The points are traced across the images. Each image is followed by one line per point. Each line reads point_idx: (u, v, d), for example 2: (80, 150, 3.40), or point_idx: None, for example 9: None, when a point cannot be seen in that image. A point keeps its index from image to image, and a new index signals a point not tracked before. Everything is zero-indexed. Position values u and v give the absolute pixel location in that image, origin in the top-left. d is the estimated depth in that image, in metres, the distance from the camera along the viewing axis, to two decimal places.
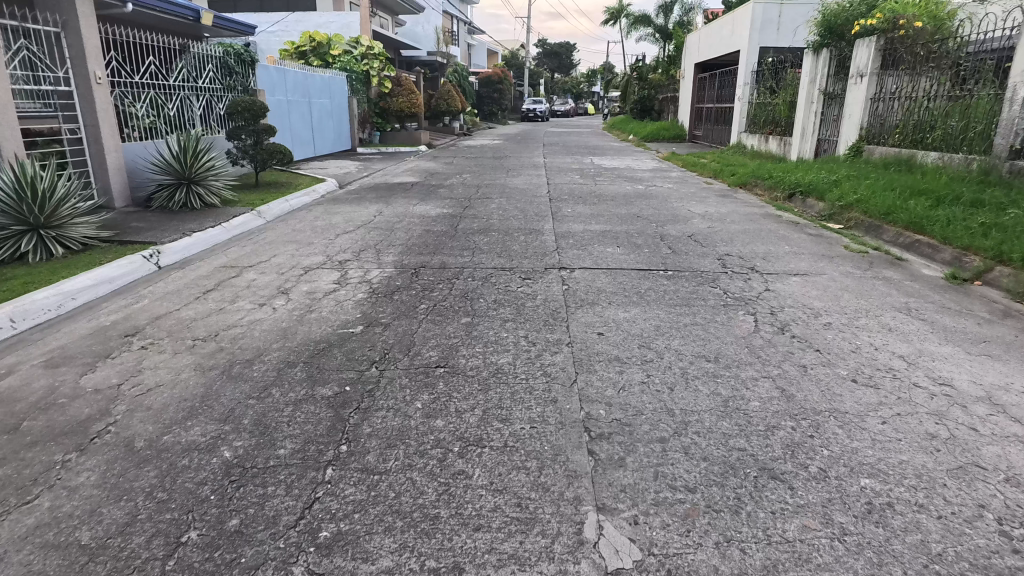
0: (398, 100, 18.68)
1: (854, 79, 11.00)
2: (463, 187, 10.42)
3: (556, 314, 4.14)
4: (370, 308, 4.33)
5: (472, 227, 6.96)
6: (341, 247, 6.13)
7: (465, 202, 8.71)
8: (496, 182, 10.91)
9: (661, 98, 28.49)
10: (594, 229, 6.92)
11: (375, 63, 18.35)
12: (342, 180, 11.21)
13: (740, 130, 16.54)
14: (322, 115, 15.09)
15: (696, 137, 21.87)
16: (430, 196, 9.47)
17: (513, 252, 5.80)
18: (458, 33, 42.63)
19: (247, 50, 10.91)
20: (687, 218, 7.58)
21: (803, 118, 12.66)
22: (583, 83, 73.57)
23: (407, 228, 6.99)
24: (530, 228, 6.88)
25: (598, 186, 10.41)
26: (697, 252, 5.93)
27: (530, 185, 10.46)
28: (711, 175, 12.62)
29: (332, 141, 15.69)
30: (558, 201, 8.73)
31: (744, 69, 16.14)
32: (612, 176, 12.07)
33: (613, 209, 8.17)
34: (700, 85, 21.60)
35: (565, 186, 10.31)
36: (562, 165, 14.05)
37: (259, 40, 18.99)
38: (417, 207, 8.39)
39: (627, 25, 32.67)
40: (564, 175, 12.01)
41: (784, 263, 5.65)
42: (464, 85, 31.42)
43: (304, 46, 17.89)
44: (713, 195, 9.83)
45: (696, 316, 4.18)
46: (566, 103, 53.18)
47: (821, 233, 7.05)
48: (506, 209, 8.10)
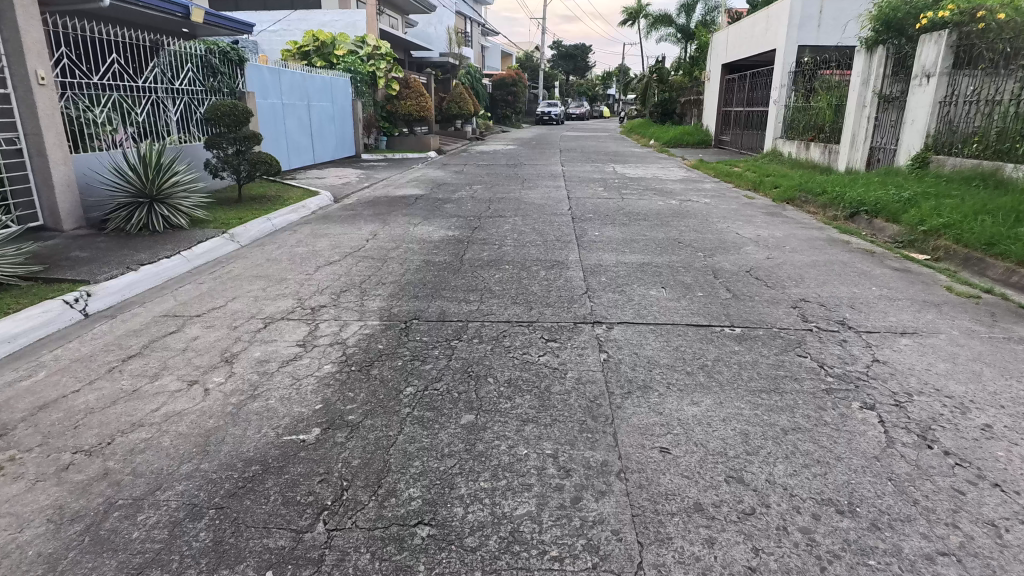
0: (407, 103, 17.60)
1: (917, 80, 9.66)
2: (474, 202, 9.22)
3: (593, 408, 2.94)
4: (336, 393, 3.14)
5: (482, 257, 5.77)
6: (318, 287, 4.96)
7: (474, 222, 7.51)
8: (511, 196, 9.72)
9: (683, 101, 27.14)
10: (629, 260, 5.71)
11: (381, 64, 17.28)
12: (338, 193, 10.08)
13: (776, 136, 15.19)
14: (322, 120, 13.98)
15: (724, 143, 20.55)
16: (435, 213, 8.31)
17: (531, 295, 4.61)
18: (471, 34, 41.61)
19: (234, 48, 9.81)
20: (739, 246, 6.34)
21: (854, 124, 11.30)
22: (599, 86, 72.26)
23: (402, 258, 5.82)
24: (552, 259, 5.69)
25: (625, 201, 9.18)
26: (764, 297, 4.70)
27: (549, 200, 9.24)
28: (751, 187, 11.23)
29: (333, 148, 14.58)
30: (582, 221, 7.52)
31: (781, 70, 14.78)
32: (639, 188, 10.85)
33: (649, 232, 6.96)
34: (729, 87, 20.22)
35: (588, 201, 9.09)
36: (583, 175, 12.81)
37: (261, 40, 17.97)
38: (418, 228, 7.22)
39: (648, 25, 31.31)
40: (586, 186, 10.80)
41: (880, 315, 4.40)
42: (477, 87, 30.33)
43: (308, 46, 16.86)
44: (759, 213, 8.56)
45: (795, 412, 2.94)
46: (582, 106, 51.96)
47: (907, 267, 5.77)
48: (523, 232, 6.91)
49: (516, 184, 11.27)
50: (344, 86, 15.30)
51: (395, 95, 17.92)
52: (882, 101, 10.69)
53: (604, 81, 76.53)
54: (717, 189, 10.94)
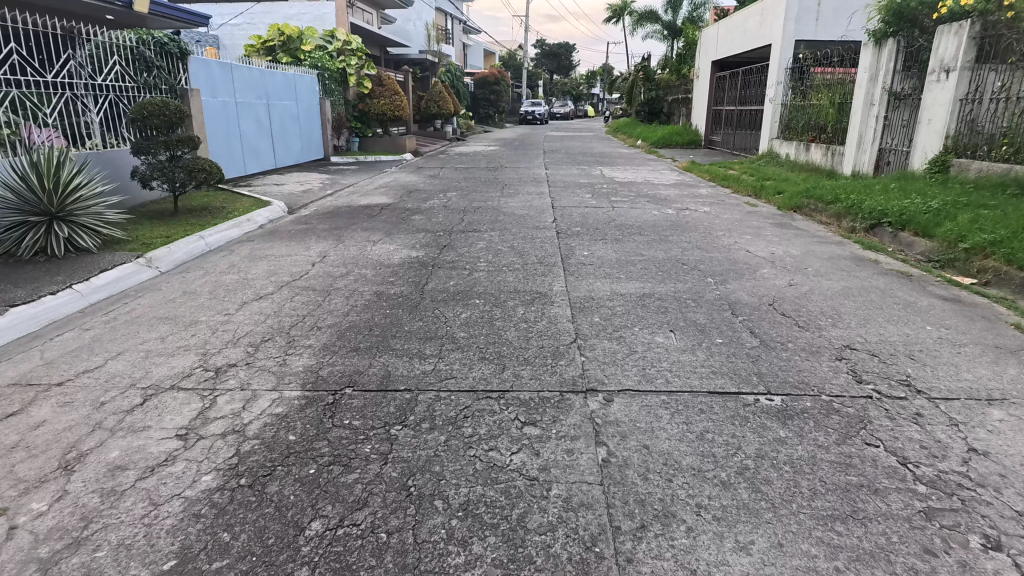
0: (380, 101, 16.51)
1: (933, 75, 8.80)
2: (446, 212, 8.18)
3: (589, 565, 1.93)
4: (205, 535, 2.09)
5: (449, 288, 4.75)
6: (235, 334, 3.89)
7: (444, 239, 6.48)
8: (488, 205, 8.69)
9: (670, 100, 26.33)
10: (627, 290, 4.72)
11: (352, 60, 16.16)
12: (295, 202, 8.98)
13: (772, 136, 14.32)
14: (285, 120, 12.83)
15: (715, 143, 19.74)
16: (400, 226, 7.27)
17: (505, 347, 3.59)
18: (453, 32, 40.57)
19: (173, 40, 8.67)
20: (753, 268, 5.39)
21: (861, 123, 10.42)
22: (583, 85, 71.48)
23: (350, 290, 4.77)
24: (534, 289, 4.68)
25: (616, 211, 8.19)
26: (798, 343, 3.74)
27: (531, 210, 8.23)
28: (752, 193, 10.27)
29: (297, 151, 13.42)
30: (568, 237, 6.54)
31: (778, 66, 13.91)
32: (630, 194, 9.87)
33: (646, 250, 5.98)
34: (720, 85, 19.34)
35: (575, 211, 8.10)
36: (568, 180, 11.82)
37: (222, 35, 16.78)
38: (377, 248, 6.16)
39: (633, 21, 30.45)
40: (572, 193, 9.81)
41: (951, 369, 3.46)
42: (458, 86, 29.30)
43: (272, 40, 15.72)
44: (767, 224, 7.62)
45: (892, 565, 1.95)
46: (566, 106, 51.14)
47: (956, 295, 4.85)
48: (501, 252, 5.90)
49: (495, 191, 10.24)
50: (310, 84, 14.14)
51: (368, 93, 16.79)
52: (893, 99, 9.82)
53: (588, 79, 75.81)
54: (716, 196, 10.00)
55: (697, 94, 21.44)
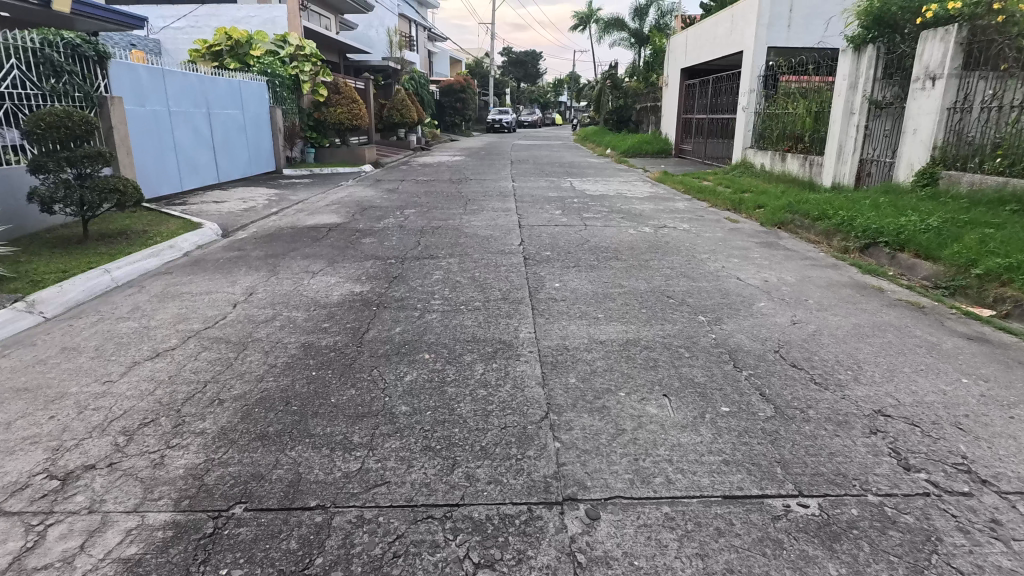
0: (338, 110, 15.58)
1: (917, 83, 8.37)
2: (401, 234, 7.35)
3: None
4: None
5: (395, 336, 3.93)
6: (107, 416, 3.00)
7: (397, 268, 5.66)
8: (449, 223, 7.89)
9: (639, 108, 25.98)
10: (607, 334, 3.97)
11: (306, 66, 15.17)
12: (232, 223, 8.02)
13: (746, 146, 13.88)
14: (229, 130, 11.82)
15: (685, 152, 19.36)
16: (347, 251, 6.42)
17: (457, 427, 2.80)
18: (417, 38, 39.74)
19: (90, 43, 7.66)
20: (749, 302, 4.72)
21: (841, 133, 9.97)
22: (550, 93, 71.32)
23: (273, 342, 3.91)
24: (496, 337, 3.90)
25: (589, 230, 7.49)
26: (820, 410, 3.04)
27: (496, 229, 7.47)
28: (730, 207, 9.68)
29: (243, 163, 12.41)
30: (537, 263, 5.79)
31: (750, 73, 13.49)
32: (603, 209, 9.19)
33: (626, 280, 5.27)
34: (690, 93, 18.97)
35: (545, 231, 7.37)
36: (536, 193, 11.09)
37: (164, 39, 15.64)
38: (316, 280, 5.30)
39: (599, 29, 30.12)
40: (541, 208, 9.09)
41: (1009, 444, 2.78)
42: (423, 93, 28.48)
43: (219, 44, 14.68)
44: (752, 243, 7.01)
45: None
46: (533, 114, 50.75)
47: (980, 331, 4.25)
48: (461, 283, 5.13)
49: (458, 206, 9.45)
50: (258, 91, 13.14)
51: (323, 101, 15.83)
52: (874, 107, 9.39)
53: (555, 88, 75.77)
54: (693, 210, 9.39)
55: (666, 102, 21.05)
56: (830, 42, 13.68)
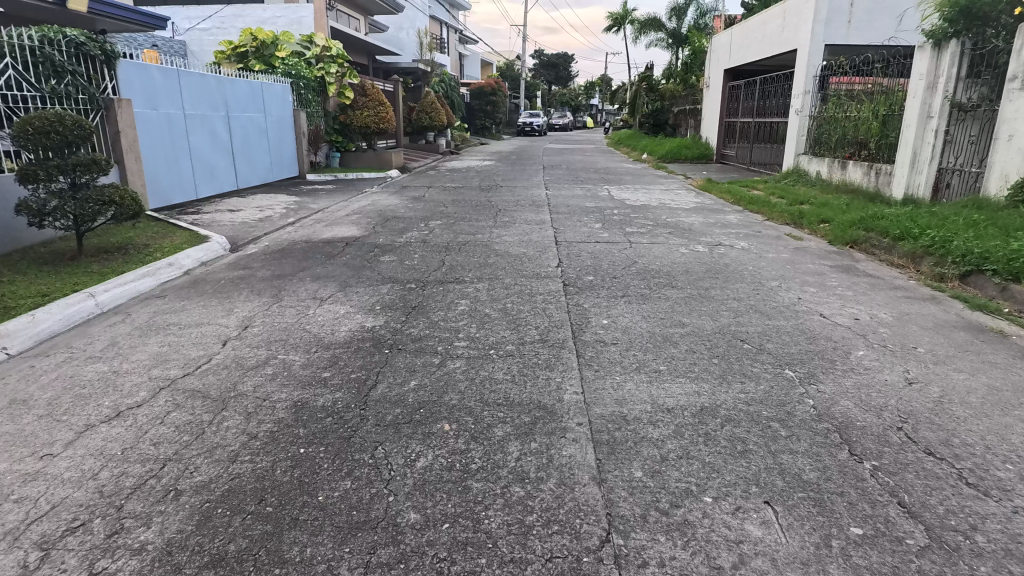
0: (364, 113, 15.05)
1: (1013, 82, 7.30)
2: (424, 250, 6.62)
3: None
4: None
5: (409, 395, 3.17)
6: (28, 516, 2.29)
7: (417, 296, 4.93)
8: (477, 238, 7.14)
9: (676, 111, 24.92)
10: (674, 398, 3.13)
11: (332, 67, 14.63)
12: (243, 236, 7.40)
13: (799, 152, 12.84)
14: (249, 134, 11.30)
15: (727, 157, 18.35)
16: (362, 272, 5.71)
17: (484, 558, 2.02)
18: (449, 41, 39.27)
19: (95, 41, 7.13)
20: (844, 351, 3.83)
21: (916, 139, 8.90)
22: (581, 96, 70.30)
23: (259, 399, 3.19)
24: (533, 399, 3.11)
25: (634, 249, 6.62)
26: (994, 538, 2.16)
27: (529, 246, 6.67)
28: (789, 220, 8.69)
29: (264, 169, 11.88)
30: (578, 291, 4.99)
31: (806, 73, 12.43)
32: (647, 223, 8.30)
33: (686, 316, 4.42)
34: (735, 95, 17.88)
35: (585, 249, 6.54)
36: (572, 202, 10.26)
37: (190, 40, 15.34)
38: (323, 310, 4.59)
39: (635, 30, 29.14)
40: (579, 221, 8.27)
41: None
42: (453, 96, 27.93)
43: (244, 46, 14.28)
44: (826, 267, 6.06)
45: None
46: (564, 117, 49.90)
47: None
48: (490, 317, 4.35)
49: (486, 218, 8.69)
50: (282, 93, 12.64)
51: (349, 104, 15.27)
52: (956, 111, 8.32)
53: (586, 91, 74.72)
54: (748, 224, 8.43)
55: (707, 105, 19.98)
56: (900, 37, 12.68)
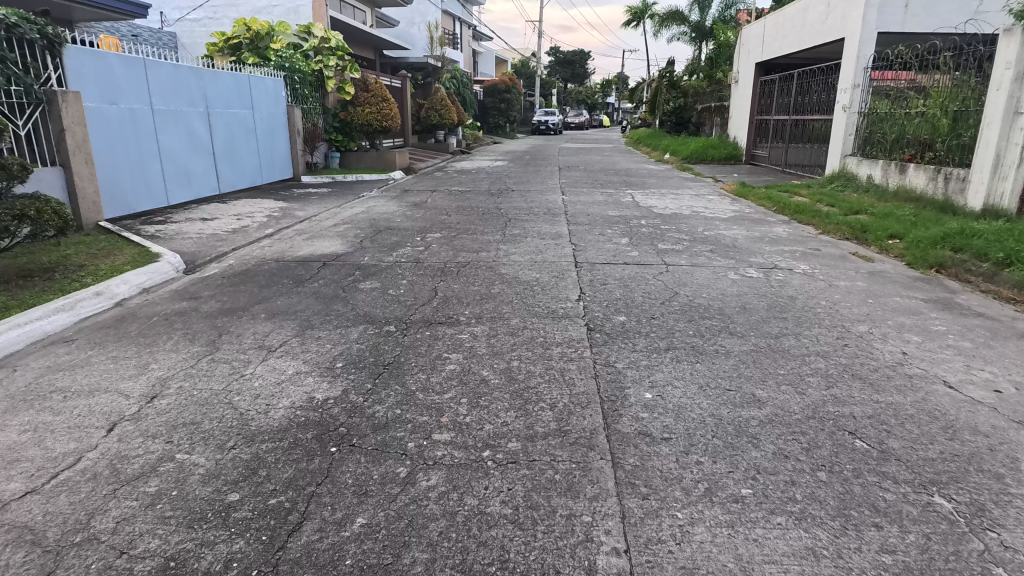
0: (366, 109, 13.96)
1: None
2: (415, 273, 5.47)
3: None
4: None
5: (350, 553, 1.98)
6: None
7: (396, 345, 3.75)
8: (481, 257, 5.96)
9: (700, 108, 23.53)
10: (778, 569, 1.92)
11: (331, 60, 13.53)
12: (207, 253, 6.29)
13: (846, 153, 11.49)
14: (233, 133, 10.23)
15: (758, 157, 17.03)
16: (334, 306, 4.56)
17: None
18: (462, 37, 38.15)
19: (35, 25, 6.09)
20: (1011, 457, 2.58)
21: (1001, 139, 7.52)
22: (597, 94, 68.79)
23: (113, 552, 2.02)
24: (546, 568, 1.91)
25: (671, 273, 5.41)
26: None
27: (543, 269, 5.48)
28: (847, 234, 7.42)
29: (253, 171, 10.84)
30: (608, 341, 3.78)
31: (855, 65, 11.09)
32: (682, 237, 7.07)
33: (759, 386, 3.19)
34: (768, 91, 16.49)
35: (611, 274, 5.33)
36: (592, 210, 9.04)
37: (181, 32, 14.34)
38: (266, 369, 3.44)
39: (656, 23, 27.72)
40: (601, 234, 7.05)
41: None
42: (466, 94, 26.81)
43: (238, 36, 13.31)
44: (919, 301, 4.79)
45: None
46: (581, 116, 48.57)
47: None
48: (488, 385, 3.17)
49: (493, 229, 7.50)
50: (274, 88, 11.60)
51: (350, 99, 14.17)
52: None
53: (603, 88, 73.18)
54: (801, 239, 7.16)
55: (736, 101, 18.58)
56: (981, 19, 11.03)
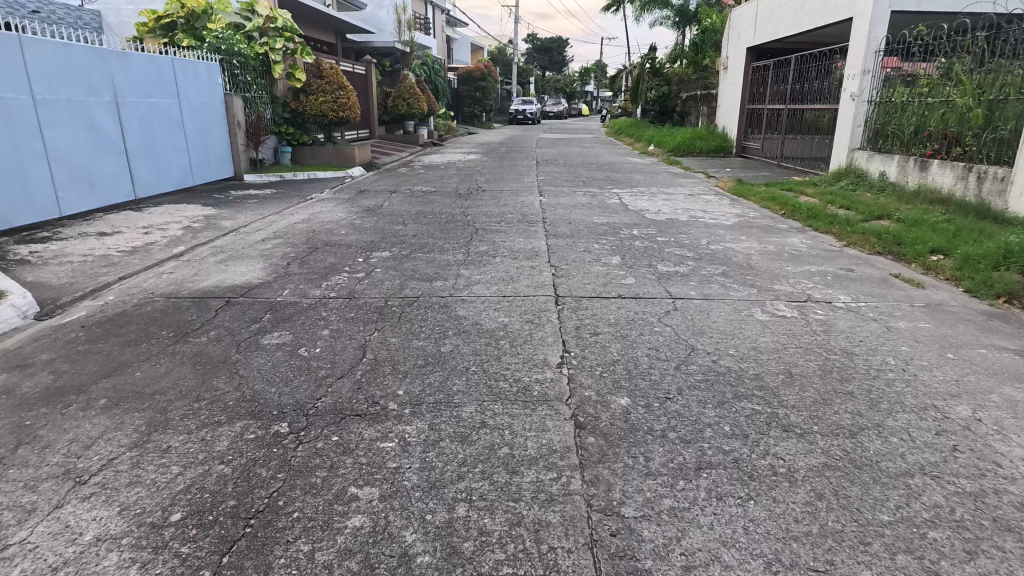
0: (319, 99, 12.49)
1: None
2: (344, 316, 4.13)
3: None
4: None
5: None
6: None
7: (283, 465, 2.43)
8: (433, 290, 4.62)
9: (685, 96, 22.34)
10: None
11: (278, 42, 11.99)
12: (80, 287, 4.85)
13: (853, 146, 10.35)
14: (153, 127, 8.71)
15: (748, 150, 15.96)
16: (213, 381, 3.19)
17: None
18: (435, 22, 36.38)
19: None
20: None
21: None
22: (576, 81, 67.42)
23: None
24: None
25: (680, 313, 4.15)
26: None
27: (514, 309, 4.18)
28: (875, 246, 6.25)
29: (181, 171, 9.37)
30: (608, 451, 2.49)
31: (865, 47, 9.92)
32: (684, 254, 5.83)
33: (861, 563, 1.92)
34: (761, 79, 15.33)
35: (603, 315, 4.06)
36: (575, 216, 7.75)
37: (107, 10, 12.56)
38: (49, 534, 2.09)
39: (637, 7, 26.39)
40: (587, 252, 5.77)
41: None
42: (438, 82, 25.29)
43: (171, 14, 11.69)
44: (1012, 355, 3.60)
45: None
46: (559, 105, 47.21)
47: None
48: (408, 573, 1.87)
49: (455, 245, 6.17)
50: (207, 75, 10.11)
51: (302, 87, 12.66)
52: None
53: (581, 76, 71.74)
54: (826, 255, 5.96)
55: (725, 89, 17.40)
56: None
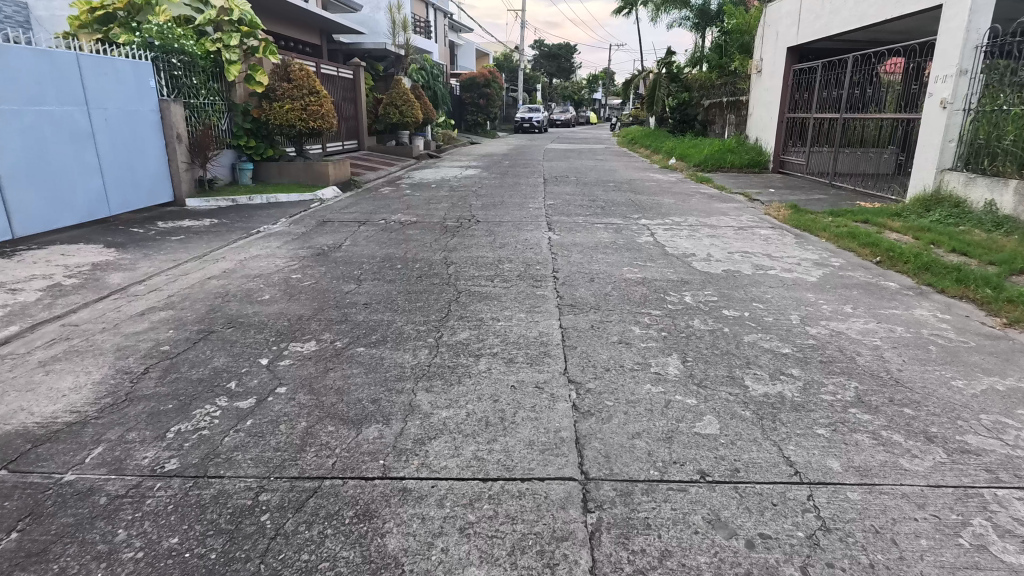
0: (284, 106, 10.54)
1: None
2: (154, 549, 2.04)
3: None
4: None
5: None
6: None
7: None
8: (356, 457, 2.54)
9: (709, 103, 20.26)
10: None
11: (235, 38, 9.97)
12: None
13: (943, 166, 8.21)
14: (44, 144, 6.71)
15: (789, 164, 13.88)
16: None
17: None
18: (437, 26, 34.54)
19: None
20: None
21: None
22: (584, 88, 65.54)
23: None
24: None
25: (835, 543, 2.04)
26: None
27: (498, 534, 2.08)
28: None
29: (90, 196, 7.39)
30: None
31: (960, 42, 7.82)
32: (773, 350, 3.72)
33: None
34: (807, 84, 13.20)
35: (685, 560, 1.96)
36: (598, 266, 5.65)
37: (37, 2, 10.62)
38: None
39: (652, 7, 24.36)
40: (625, 347, 3.67)
41: None
42: (438, 87, 23.36)
43: (105, 3, 9.66)
44: None
45: None
46: (567, 112, 45.26)
47: None
48: None
49: (423, 326, 4.08)
50: (133, 77, 8.17)
51: (264, 92, 10.69)
52: None
53: (589, 83, 69.82)
54: (997, 351, 3.82)
55: (759, 95, 15.28)
56: None
